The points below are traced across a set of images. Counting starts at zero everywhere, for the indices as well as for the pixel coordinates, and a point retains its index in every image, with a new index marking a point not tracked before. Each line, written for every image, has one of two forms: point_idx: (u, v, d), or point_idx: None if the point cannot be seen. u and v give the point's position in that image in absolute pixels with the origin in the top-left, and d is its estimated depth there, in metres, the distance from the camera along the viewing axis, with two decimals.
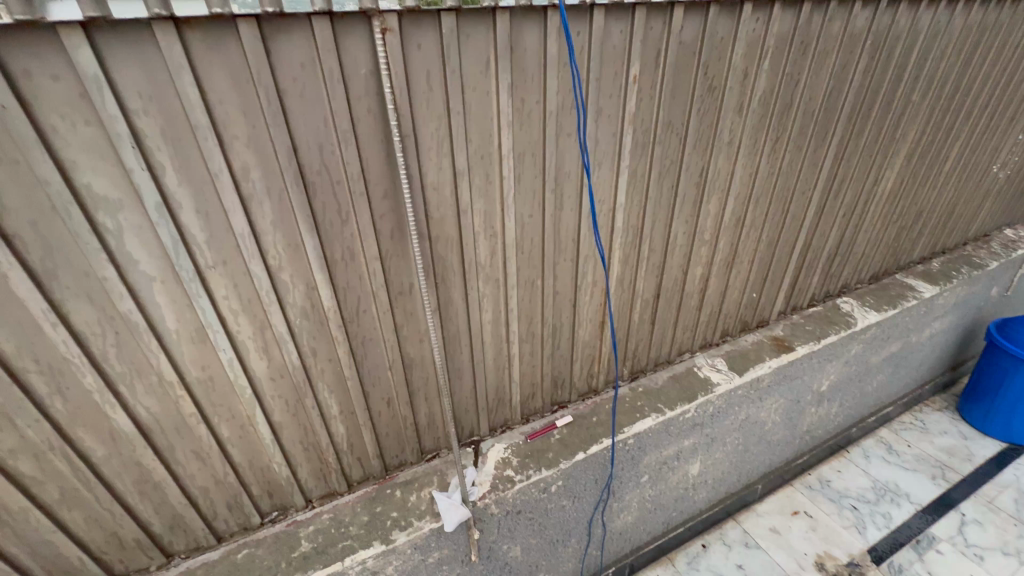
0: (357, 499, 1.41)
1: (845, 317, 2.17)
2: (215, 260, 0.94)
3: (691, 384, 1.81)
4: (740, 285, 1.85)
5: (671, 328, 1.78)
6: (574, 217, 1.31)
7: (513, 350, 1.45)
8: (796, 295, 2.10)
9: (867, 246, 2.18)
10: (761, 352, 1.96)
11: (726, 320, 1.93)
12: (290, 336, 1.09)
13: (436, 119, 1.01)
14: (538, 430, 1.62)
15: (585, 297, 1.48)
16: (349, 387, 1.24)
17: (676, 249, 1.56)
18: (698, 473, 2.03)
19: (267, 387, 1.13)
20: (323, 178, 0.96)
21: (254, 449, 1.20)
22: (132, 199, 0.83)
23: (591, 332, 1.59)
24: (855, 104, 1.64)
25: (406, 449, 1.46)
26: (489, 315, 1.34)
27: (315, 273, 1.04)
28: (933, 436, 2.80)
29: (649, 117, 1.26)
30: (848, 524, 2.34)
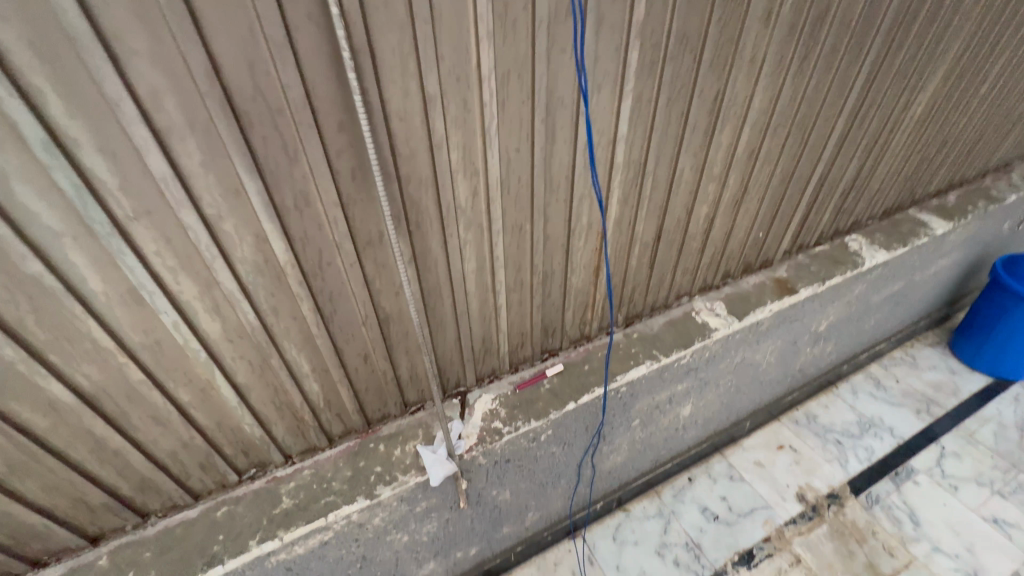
0: (339, 454, 1.36)
1: (853, 256, 2.05)
2: (137, 211, 0.79)
3: (688, 329, 1.73)
4: (747, 223, 1.71)
5: (671, 271, 1.66)
6: (568, 152, 1.13)
7: (500, 299, 1.33)
8: (804, 234, 1.97)
9: (885, 180, 2.02)
10: (762, 295, 1.86)
11: (729, 261, 1.81)
12: (243, 294, 0.96)
13: (397, 30, 0.81)
14: (528, 380, 1.55)
15: (579, 242, 1.34)
16: (319, 345, 1.13)
17: (682, 187, 1.40)
18: (688, 414, 2.01)
19: (225, 348, 1.02)
20: (259, 107, 0.78)
21: (220, 411, 1.12)
22: (12, 138, 0.66)
23: (585, 278, 1.46)
24: (899, 12, 1.40)
25: (388, 403, 1.39)
26: (473, 264, 1.21)
27: (263, 222, 0.89)
28: (922, 371, 2.81)
29: (660, 28, 1.05)
30: (831, 457, 2.39)
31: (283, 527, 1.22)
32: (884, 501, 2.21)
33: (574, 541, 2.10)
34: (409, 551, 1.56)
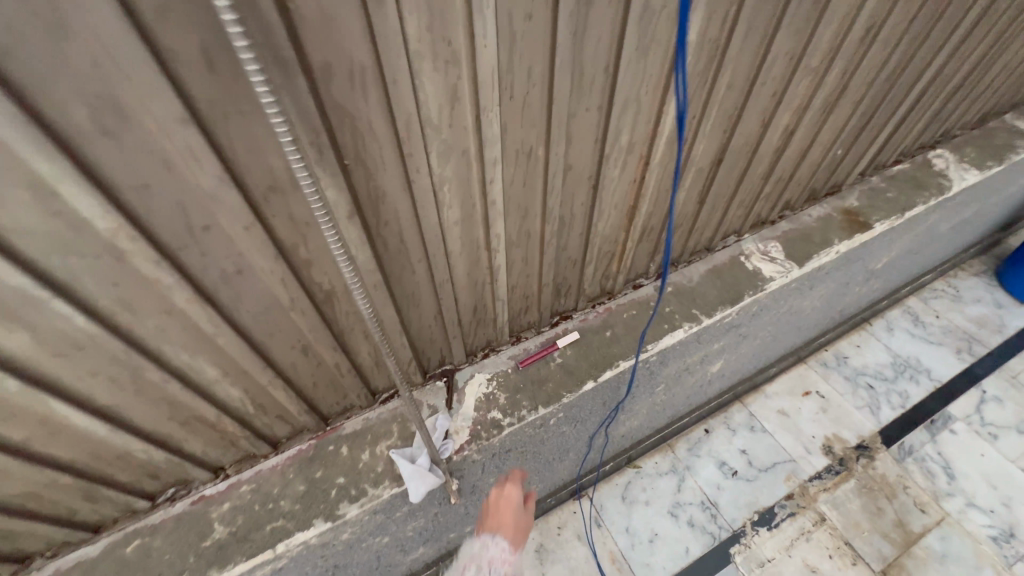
0: (288, 462, 1.03)
1: (938, 178, 1.63)
2: None
3: (736, 279, 1.35)
4: (829, 138, 1.26)
5: (724, 205, 1.24)
6: (611, 24, 0.67)
7: (498, 259, 0.93)
8: (886, 150, 1.53)
9: (997, 75, 1.54)
10: (828, 232, 1.46)
11: (794, 189, 1.39)
12: (53, 288, 0.55)
13: None
14: (535, 354, 1.19)
15: (613, 172, 0.91)
16: (224, 345, 0.74)
17: (766, 85, 0.94)
18: (718, 370, 1.71)
19: (57, 366, 0.63)
20: None
21: (88, 442, 0.75)
22: None
23: (615, 222, 1.05)
24: None
25: (349, 395, 1.04)
26: (457, 213, 0.78)
27: (39, 162, 0.46)
28: (964, 305, 2.52)
29: None
30: (861, 403, 2.16)
31: (216, 566, 0.92)
32: (917, 453, 2.01)
33: (579, 503, 1.91)
34: (392, 548, 1.31)
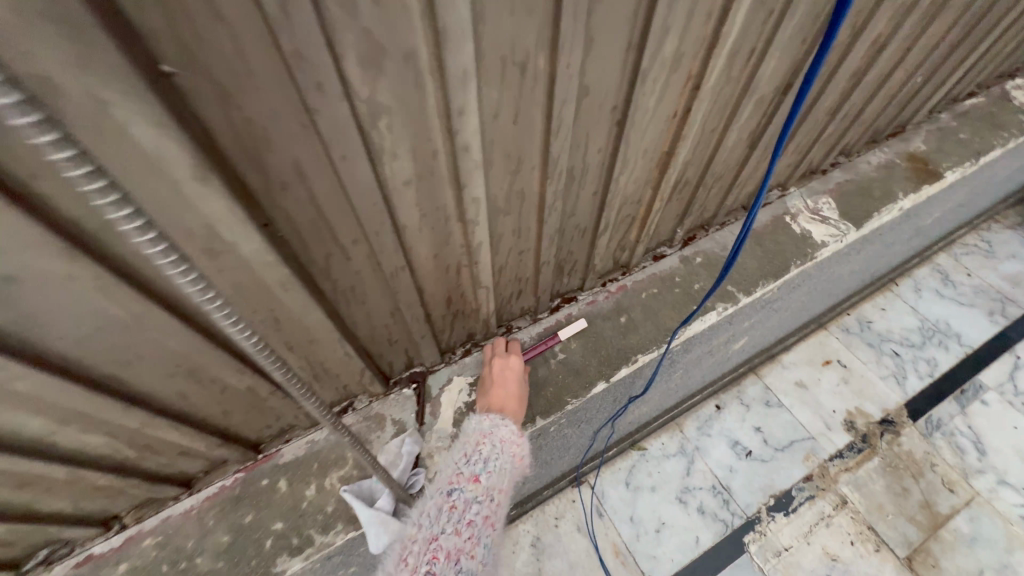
0: (208, 505, 0.78)
1: (1018, 115, 1.33)
2: None
3: (781, 247, 1.08)
4: (917, 58, 0.95)
5: (777, 151, 0.94)
6: None
7: (478, 234, 0.64)
8: (966, 77, 1.22)
9: None
10: (891, 184, 1.18)
11: (857, 128, 1.09)
12: None
13: None
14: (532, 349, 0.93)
15: (648, 102, 0.61)
16: (36, 388, 0.46)
17: None
18: (740, 348, 1.48)
19: None
20: None
21: None
22: None
23: (641, 176, 0.75)
24: None
25: (282, 417, 0.77)
26: (407, 168, 0.49)
27: None
28: (998, 261, 2.29)
29: None
30: (886, 373, 1.97)
31: None
32: (946, 427, 1.84)
33: (578, 491, 1.72)
34: None
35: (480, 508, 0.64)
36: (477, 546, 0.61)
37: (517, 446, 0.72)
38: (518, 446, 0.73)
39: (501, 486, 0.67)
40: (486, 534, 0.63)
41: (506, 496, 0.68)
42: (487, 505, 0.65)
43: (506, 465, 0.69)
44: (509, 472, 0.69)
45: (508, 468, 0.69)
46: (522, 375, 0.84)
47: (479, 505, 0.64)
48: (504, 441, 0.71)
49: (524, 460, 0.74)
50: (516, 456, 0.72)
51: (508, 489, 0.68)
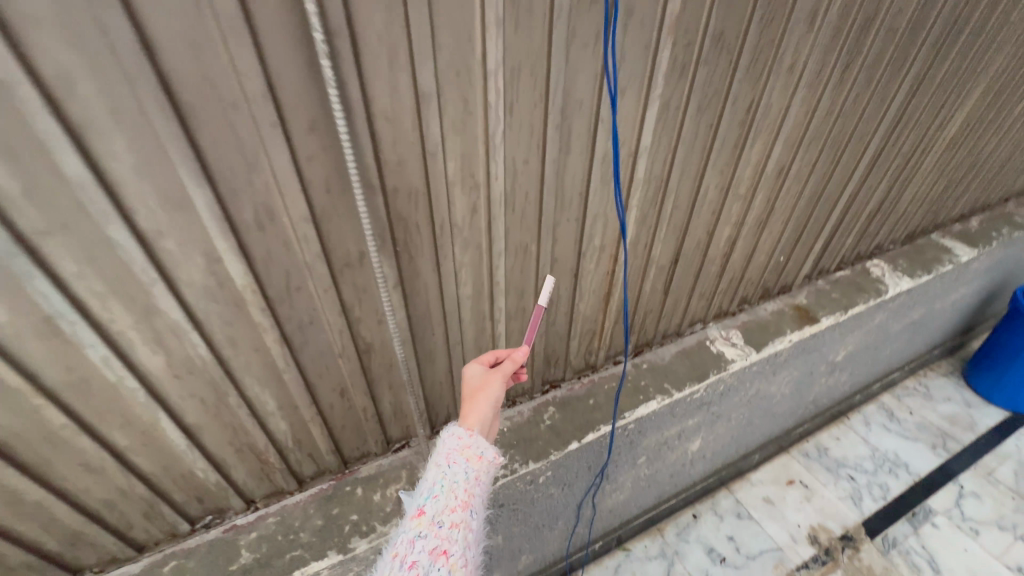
0: (310, 500, 1.19)
1: (876, 283, 1.92)
2: (49, 225, 0.62)
3: (703, 361, 1.58)
4: (769, 247, 1.57)
5: (685, 297, 1.51)
6: (583, 166, 0.99)
7: (499, 329, 1.18)
8: (826, 258, 1.84)
9: (913, 202, 1.90)
10: (782, 324, 1.72)
11: (747, 286, 1.67)
12: (192, 324, 0.80)
13: (384, 10, 0.66)
14: (525, 342, 0.96)
15: (589, 265, 1.19)
16: (287, 381, 0.97)
17: (705, 205, 1.26)
18: (697, 449, 1.86)
19: (171, 386, 0.86)
20: (207, 100, 0.62)
21: (166, 455, 0.95)
22: None
23: (593, 304, 1.31)
24: (947, 22, 1.25)
25: (367, 441, 1.23)
26: (469, 290, 1.05)
27: (215, 240, 0.73)
28: (936, 403, 2.68)
29: (695, 24, 0.89)
30: (844, 494, 2.24)
31: None
32: (901, 545, 2.06)
33: None
34: None
35: (426, 541, 0.69)
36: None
37: (465, 458, 0.79)
38: (466, 457, 0.79)
39: (450, 508, 0.73)
40: (438, 565, 0.68)
41: (462, 513, 0.73)
42: (435, 535, 0.70)
43: (452, 482, 0.76)
44: (458, 491, 0.75)
45: (455, 485, 0.75)
46: (478, 375, 0.93)
47: (425, 538, 0.70)
48: (449, 459, 0.79)
49: (483, 468, 0.80)
50: (466, 469, 0.78)
51: (462, 506, 0.74)
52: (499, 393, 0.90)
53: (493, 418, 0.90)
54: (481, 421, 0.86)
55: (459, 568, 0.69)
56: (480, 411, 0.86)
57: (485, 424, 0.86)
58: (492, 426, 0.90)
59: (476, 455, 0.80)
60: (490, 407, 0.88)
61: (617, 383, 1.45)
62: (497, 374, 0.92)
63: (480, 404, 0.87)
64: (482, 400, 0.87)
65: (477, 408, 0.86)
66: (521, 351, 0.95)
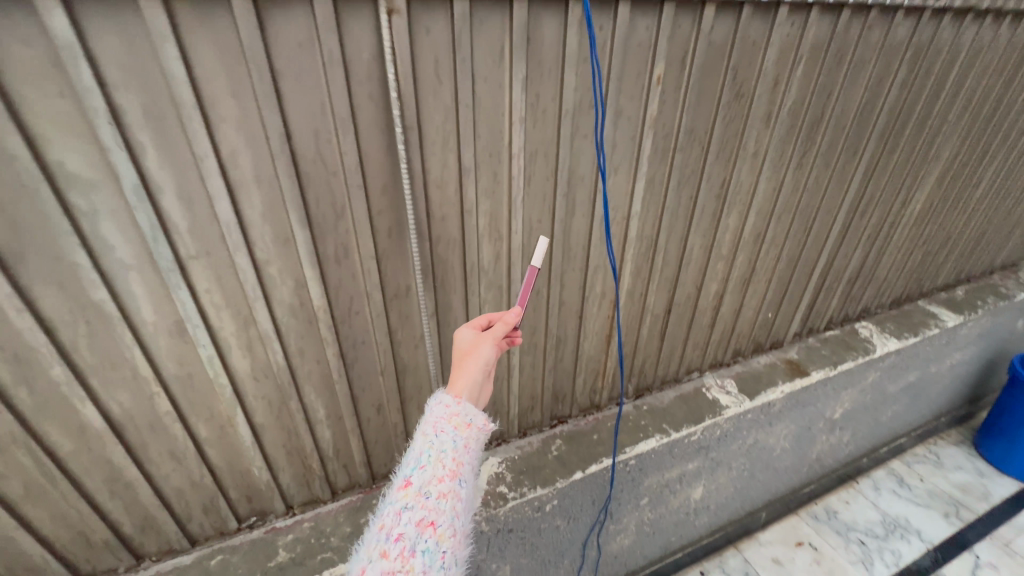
0: (341, 509, 1.34)
1: (864, 343, 2.07)
2: (198, 251, 0.88)
3: (699, 405, 1.72)
4: (756, 303, 1.77)
5: (681, 345, 1.70)
6: (585, 225, 1.23)
7: (514, 361, 1.38)
8: (813, 317, 2.02)
9: (891, 269, 2.10)
10: (774, 376, 1.86)
11: (739, 339, 1.85)
12: (275, 335, 1.03)
13: (442, 112, 0.94)
14: (517, 305, 0.95)
15: (592, 309, 1.41)
16: (337, 392, 1.17)
17: (692, 263, 1.48)
18: (700, 497, 1.94)
19: (250, 387, 1.07)
20: (318, 169, 0.89)
21: (233, 451, 1.14)
22: (109, 181, 0.77)
23: (596, 346, 1.51)
24: (889, 120, 1.53)
25: (394, 458, 1.39)
26: None
27: (305, 269, 0.98)
28: (947, 471, 2.68)
29: (671, 122, 1.17)
30: (854, 558, 2.23)
31: None
32: None
33: None
34: None
35: (412, 513, 0.65)
36: (413, 558, 0.62)
37: (453, 426, 0.74)
38: (454, 424, 0.74)
39: (437, 479, 0.68)
40: (426, 537, 0.64)
41: (451, 482, 0.69)
42: (422, 506, 0.66)
43: (440, 452, 0.71)
44: (446, 460, 0.70)
45: (443, 454, 0.70)
46: (466, 336, 0.91)
47: (411, 510, 0.65)
48: (437, 428, 0.73)
49: (472, 436, 0.75)
50: (454, 437, 0.73)
51: (451, 475, 0.69)
52: (490, 355, 0.88)
53: (486, 380, 0.88)
54: (470, 385, 0.82)
55: (448, 538, 0.65)
56: (469, 374, 0.83)
57: (475, 387, 0.83)
58: (486, 389, 0.88)
59: (465, 422, 0.75)
60: (481, 369, 0.85)
61: (616, 419, 1.60)
62: (488, 336, 0.90)
63: (469, 368, 0.84)
64: (472, 362, 0.85)
65: (466, 370, 0.84)
66: (513, 313, 0.94)
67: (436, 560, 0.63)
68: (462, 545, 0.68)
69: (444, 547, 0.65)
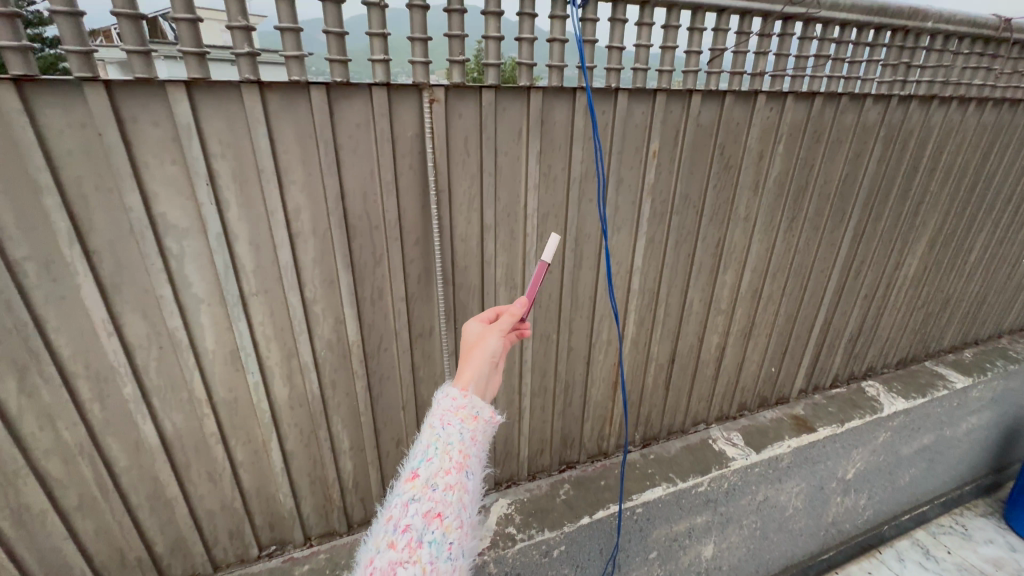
0: (355, 542, 1.40)
1: (871, 401, 2.10)
2: (258, 288, 1.04)
3: (706, 456, 1.75)
4: (758, 357, 1.85)
5: (686, 395, 1.77)
6: (591, 277, 1.37)
7: (525, 402, 1.47)
8: (817, 374, 2.08)
9: (892, 329, 2.17)
10: (780, 430, 1.90)
11: (744, 393, 1.92)
12: (313, 366, 1.16)
13: (469, 178, 1.12)
14: (524, 296, 0.92)
15: (598, 355, 1.51)
16: (362, 423, 1.28)
17: (692, 315, 1.60)
18: (711, 555, 1.91)
19: (286, 414, 1.19)
20: (363, 223, 1.06)
21: (263, 475, 1.23)
22: (198, 229, 0.94)
23: (603, 392, 1.59)
24: (871, 190, 1.68)
25: None
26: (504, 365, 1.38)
27: (345, 307, 1.12)
28: (976, 544, 2.57)
29: (667, 190, 1.34)
30: None
31: None
32: None
33: None
34: None
35: (419, 505, 0.67)
36: (420, 549, 0.64)
37: (460, 419, 0.74)
38: (461, 417, 0.74)
39: (444, 471, 0.69)
40: (433, 528, 0.65)
41: (456, 475, 0.70)
42: (428, 498, 0.67)
43: (446, 444, 0.72)
44: (453, 453, 0.71)
45: (450, 447, 0.71)
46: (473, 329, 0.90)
47: (418, 502, 0.67)
48: (444, 421, 0.74)
49: (479, 429, 0.76)
50: (461, 430, 0.73)
51: (457, 468, 0.70)
52: (496, 346, 0.86)
53: (495, 372, 0.86)
54: (476, 378, 0.81)
55: (455, 530, 0.67)
56: (476, 367, 0.83)
57: (482, 380, 0.82)
58: (495, 382, 0.86)
59: (472, 415, 0.75)
60: (487, 361, 0.84)
61: (621, 466, 1.64)
62: (495, 328, 0.89)
63: (476, 360, 0.83)
64: (478, 355, 0.83)
65: (473, 363, 0.83)
66: (520, 305, 0.91)
67: (442, 551, 0.64)
68: (469, 535, 0.69)
69: (450, 539, 0.66)
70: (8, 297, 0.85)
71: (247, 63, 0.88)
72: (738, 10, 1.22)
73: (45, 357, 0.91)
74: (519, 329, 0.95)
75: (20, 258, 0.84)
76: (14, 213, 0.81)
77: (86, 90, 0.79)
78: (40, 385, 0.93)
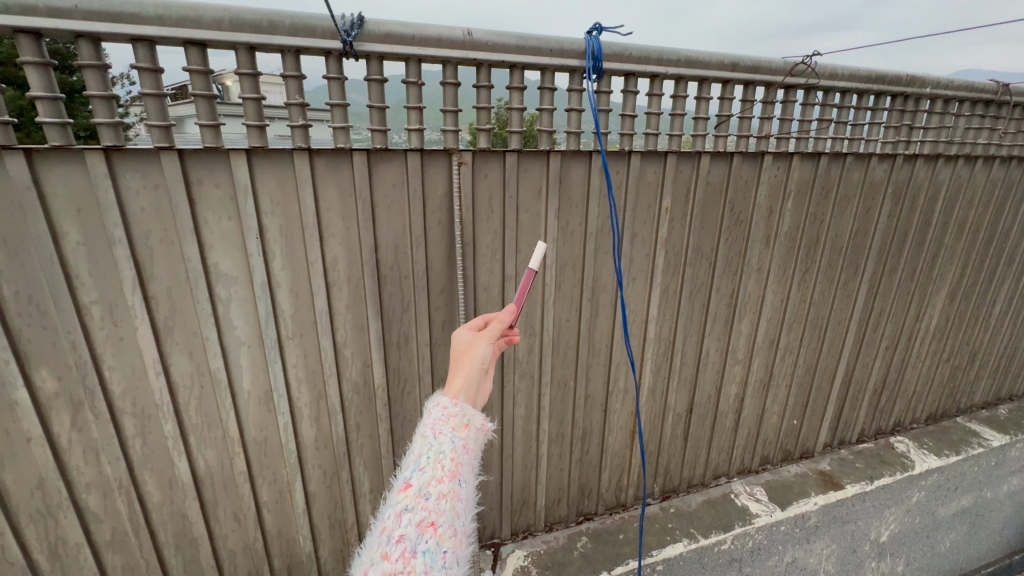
0: None
1: (901, 458, 2.03)
2: (294, 332, 1.11)
3: (728, 511, 1.70)
4: (778, 409, 1.83)
5: (705, 447, 1.75)
6: (608, 326, 1.42)
7: (542, 450, 1.48)
8: (842, 428, 2.04)
9: (918, 382, 2.13)
10: (805, 485, 1.84)
11: (765, 446, 1.88)
12: (340, 408, 1.21)
13: (492, 232, 1.21)
14: (512, 305, 0.97)
15: (616, 404, 1.53)
16: (382, 465, 1.31)
17: (709, 365, 1.61)
18: None
19: (311, 455, 1.23)
20: (394, 273, 1.14)
21: (286, 516, 1.26)
22: (245, 278, 1.04)
23: (621, 440, 1.59)
24: (883, 244, 1.71)
25: None
26: (522, 410, 1.40)
27: (372, 352, 1.19)
28: None
29: (680, 243, 1.40)
30: None
31: None
32: None
33: None
34: None
35: (413, 514, 0.68)
36: (414, 559, 0.65)
37: (451, 428, 0.76)
38: (452, 426, 0.77)
39: (436, 480, 0.71)
40: (426, 538, 0.67)
41: (449, 483, 0.71)
42: (422, 508, 0.69)
43: (438, 453, 0.73)
44: (444, 461, 0.73)
45: (442, 455, 0.73)
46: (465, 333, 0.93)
47: (412, 512, 0.68)
48: (435, 430, 0.76)
49: (470, 436, 0.78)
50: (452, 438, 0.75)
51: (449, 476, 0.72)
52: (486, 354, 0.90)
53: (484, 379, 0.89)
54: (466, 386, 0.84)
55: (448, 538, 0.68)
56: (466, 374, 0.85)
57: (472, 390, 0.85)
58: (486, 389, 0.89)
59: (463, 424, 0.78)
60: (477, 369, 0.87)
61: (640, 519, 1.60)
62: (484, 336, 0.92)
63: (466, 367, 0.86)
64: (469, 363, 0.87)
65: (463, 372, 0.85)
66: (507, 312, 0.96)
67: (436, 560, 0.66)
68: (464, 544, 0.71)
69: (444, 547, 0.68)
70: (73, 336, 0.94)
71: (300, 133, 0.99)
72: (741, 80, 1.32)
73: (98, 394, 0.99)
74: (508, 336, 0.99)
75: (88, 301, 0.93)
76: (89, 263, 0.91)
77: (162, 157, 0.91)
78: (90, 420, 1.00)
